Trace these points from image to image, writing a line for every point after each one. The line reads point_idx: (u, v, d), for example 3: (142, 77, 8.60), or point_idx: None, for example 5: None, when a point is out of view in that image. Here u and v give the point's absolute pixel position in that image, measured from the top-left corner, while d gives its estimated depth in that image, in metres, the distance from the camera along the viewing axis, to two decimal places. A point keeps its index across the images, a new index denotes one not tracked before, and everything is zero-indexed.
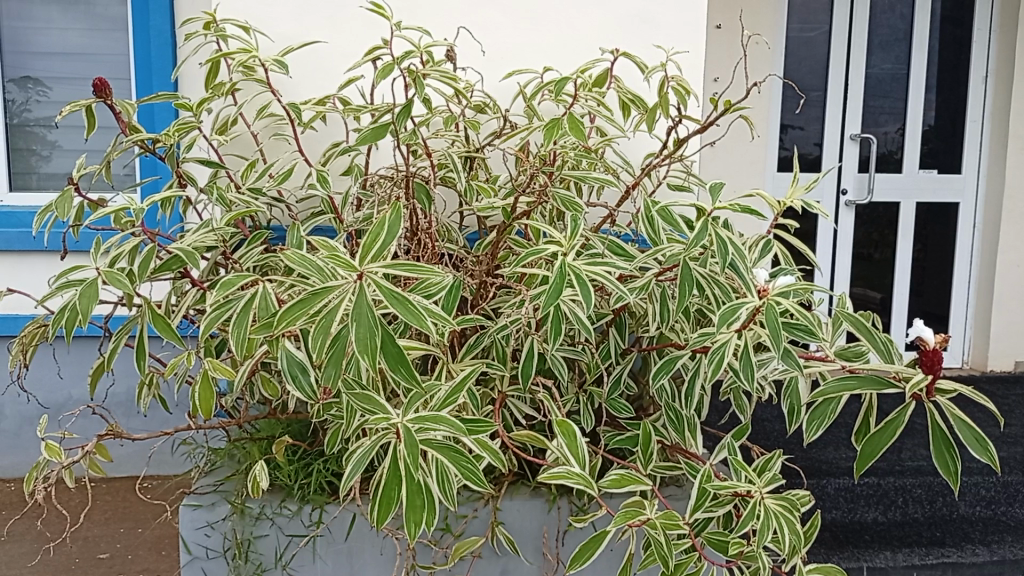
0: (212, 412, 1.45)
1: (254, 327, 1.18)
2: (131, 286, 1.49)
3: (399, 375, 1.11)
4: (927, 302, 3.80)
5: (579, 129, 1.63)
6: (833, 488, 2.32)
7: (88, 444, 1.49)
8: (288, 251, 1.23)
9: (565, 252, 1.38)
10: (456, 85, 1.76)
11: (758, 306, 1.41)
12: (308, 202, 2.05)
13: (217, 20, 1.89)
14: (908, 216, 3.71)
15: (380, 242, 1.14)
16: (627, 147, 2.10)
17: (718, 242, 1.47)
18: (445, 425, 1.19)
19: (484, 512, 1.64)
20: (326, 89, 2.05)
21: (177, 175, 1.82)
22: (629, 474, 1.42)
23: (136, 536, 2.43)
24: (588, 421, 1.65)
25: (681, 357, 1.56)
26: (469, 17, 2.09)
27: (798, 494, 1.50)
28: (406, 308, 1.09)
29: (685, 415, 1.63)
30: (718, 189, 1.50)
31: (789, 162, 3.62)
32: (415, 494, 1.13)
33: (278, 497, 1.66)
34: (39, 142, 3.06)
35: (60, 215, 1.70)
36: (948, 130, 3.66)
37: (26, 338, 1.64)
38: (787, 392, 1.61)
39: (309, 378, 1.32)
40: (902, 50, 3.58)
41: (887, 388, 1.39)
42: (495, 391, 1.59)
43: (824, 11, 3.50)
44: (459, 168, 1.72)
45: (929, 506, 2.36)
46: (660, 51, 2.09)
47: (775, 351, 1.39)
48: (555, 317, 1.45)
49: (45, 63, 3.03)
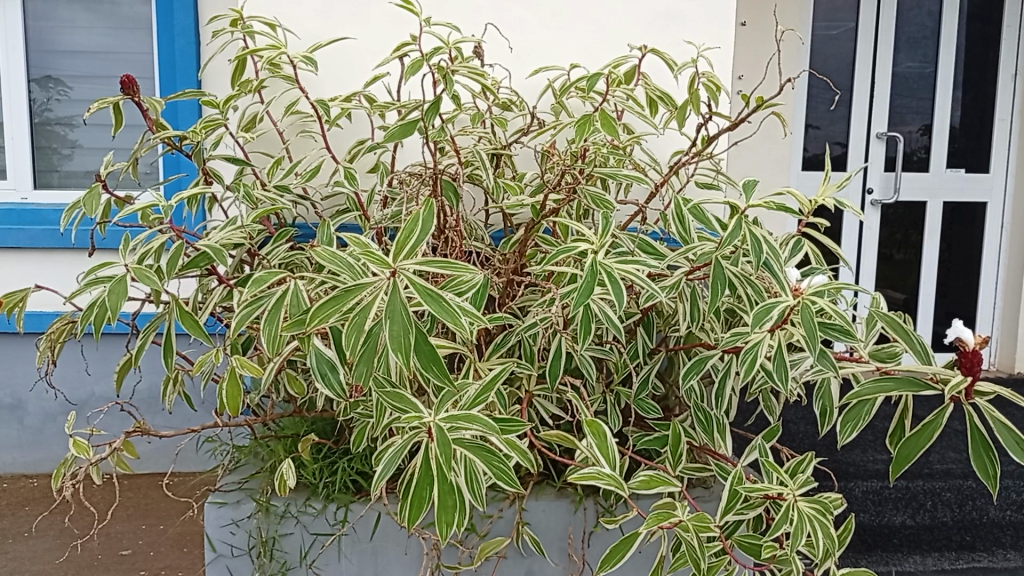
0: (240, 409, 1.45)
1: (285, 324, 1.17)
2: (159, 282, 1.49)
3: (431, 373, 1.09)
4: (952, 303, 3.75)
5: (611, 125, 1.62)
6: (860, 491, 2.28)
7: (116, 440, 1.49)
8: (318, 248, 1.24)
9: (596, 250, 1.36)
10: (485, 81, 1.75)
11: (792, 306, 1.39)
12: (334, 199, 2.04)
13: (244, 17, 1.89)
14: (934, 217, 3.66)
15: (416, 237, 1.13)
16: (656, 144, 2.08)
17: (752, 241, 1.44)
18: (477, 424, 1.16)
19: (509, 512, 1.63)
20: (351, 86, 2.05)
21: (203, 172, 1.82)
22: (659, 476, 1.39)
23: (158, 532, 2.43)
24: (616, 421, 1.63)
25: (711, 357, 1.54)
26: (496, 13, 2.07)
27: (831, 497, 1.47)
28: (440, 305, 1.08)
29: (714, 416, 1.61)
30: (752, 187, 1.47)
31: (814, 162, 3.59)
32: (447, 495, 1.11)
33: (303, 495, 1.66)
34: (60, 140, 3.07)
35: (88, 211, 1.70)
36: (975, 128, 3.61)
37: (54, 335, 1.64)
38: (819, 394, 1.58)
39: (339, 377, 1.32)
40: (929, 47, 3.54)
41: (924, 391, 1.36)
42: (523, 390, 1.57)
43: (849, 8, 3.46)
44: (486, 166, 1.70)
45: (959, 510, 2.32)
46: (690, 47, 2.06)
47: (810, 352, 1.37)
48: (585, 316, 1.43)
49: (66, 63, 3.04)
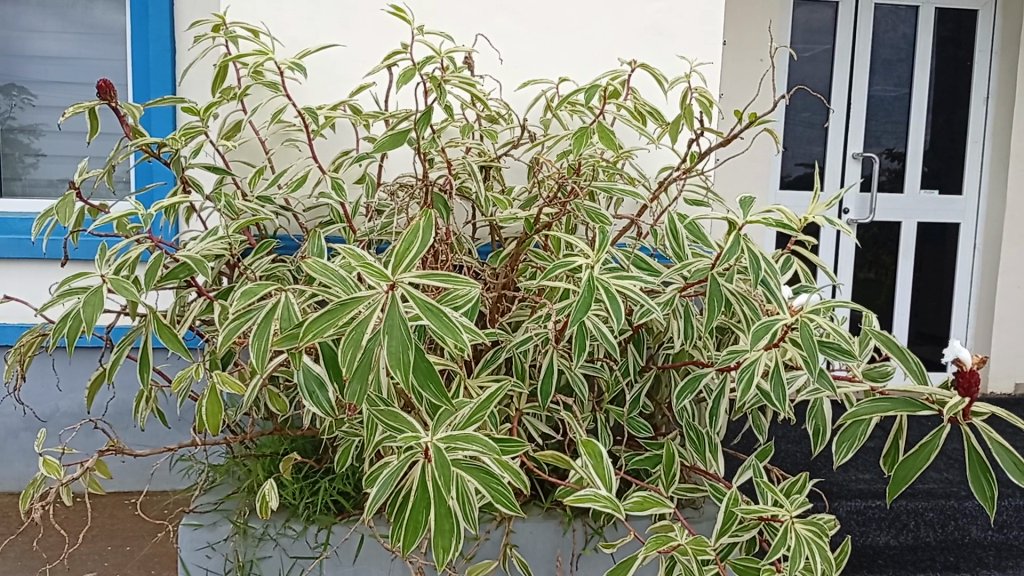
0: (221, 427, 1.39)
1: (276, 338, 1.12)
2: (137, 294, 1.42)
3: (428, 391, 1.06)
4: (925, 323, 3.78)
5: (609, 138, 1.63)
6: (845, 511, 2.27)
7: (88, 459, 1.42)
8: (309, 259, 1.20)
9: (594, 265, 1.33)
10: (476, 91, 1.73)
11: (790, 324, 1.37)
12: (317, 211, 1.99)
13: (227, 23, 1.84)
14: (908, 236, 3.70)
15: (414, 250, 1.08)
16: (645, 160, 2.09)
17: (751, 258, 1.41)
18: (476, 444, 1.12)
19: (496, 533, 1.58)
20: (336, 96, 2.01)
21: (182, 181, 1.76)
22: (652, 497, 1.35)
23: (126, 554, 2.34)
24: (606, 440, 1.60)
25: (705, 374, 1.52)
26: (488, 25, 2.05)
27: (825, 519, 1.45)
28: (440, 321, 1.04)
29: (706, 435, 1.58)
30: (750, 203, 1.45)
31: (792, 181, 3.61)
32: (444, 518, 1.06)
33: (282, 516, 1.60)
34: (22, 149, 2.98)
35: (62, 220, 1.63)
36: (948, 149, 3.66)
37: (22, 348, 1.56)
38: (811, 413, 1.54)
39: (327, 395, 1.27)
40: (904, 70, 3.58)
41: (921, 411, 1.34)
42: (512, 408, 1.53)
43: (827, 30, 3.51)
44: (476, 178, 1.67)
45: (942, 530, 2.31)
46: (683, 62, 2.06)
47: (809, 372, 1.35)
48: (580, 333, 1.41)
49: (30, 70, 2.96)
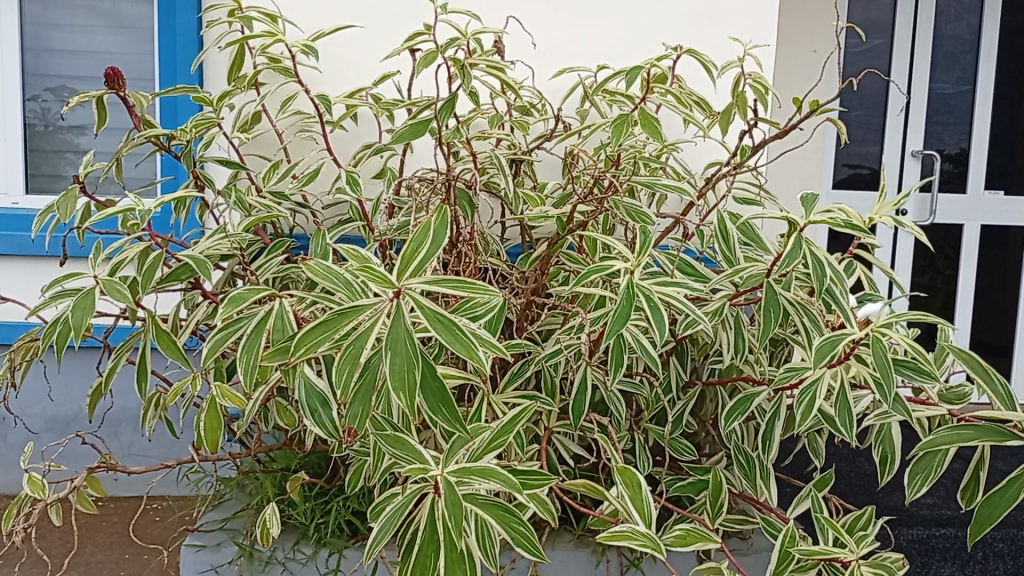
0: (219, 444, 1.26)
1: (266, 352, 0.99)
2: (132, 297, 1.30)
3: (439, 415, 0.92)
4: (987, 332, 3.54)
5: (653, 127, 1.46)
6: (906, 540, 2.07)
7: (79, 475, 1.30)
8: (310, 261, 1.06)
9: (633, 269, 1.16)
10: (505, 77, 1.58)
11: (859, 340, 1.19)
12: (336, 208, 1.89)
13: (241, 8, 1.71)
14: (971, 240, 3.46)
15: (425, 251, 0.94)
16: (691, 154, 1.94)
17: (814, 262, 1.24)
18: (495, 480, 0.97)
19: (523, 562, 1.42)
20: (356, 85, 1.88)
21: (193, 176, 1.64)
22: (696, 531, 1.19)
23: (143, 563, 2.24)
24: (644, 463, 1.44)
25: (759, 394, 1.35)
26: (521, 8, 1.91)
27: (891, 558, 1.28)
28: (453, 334, 0.89)
29: (757, 460, 1.41)
30: (813, 201, 1.29)
31: (842, 182, 3.39)
32: (455, 564, 0.91)
33: (291, 538, 1.47)
34: (69, 149, 2.66)
35: (63, 216, 1.52)
36: (1016, 149, 3.43)
37: (18, 352, 1.46)
38: (879, 438, 1.37)
39: (331, 413, 1.14)
40: (968, 63, 3.34)
41: (1010, 442, 1.15)
42: (541, 427, 1.38)
43: (885, 20, 3.28)
44: (505, 173, 1.52)
45: (1013, 563, 2.10)
46: (737, 45, 1.89)
47: (882, 397, 1.16)
48: (617, 345, 1.26)
49: (68, 64, 2.62)
